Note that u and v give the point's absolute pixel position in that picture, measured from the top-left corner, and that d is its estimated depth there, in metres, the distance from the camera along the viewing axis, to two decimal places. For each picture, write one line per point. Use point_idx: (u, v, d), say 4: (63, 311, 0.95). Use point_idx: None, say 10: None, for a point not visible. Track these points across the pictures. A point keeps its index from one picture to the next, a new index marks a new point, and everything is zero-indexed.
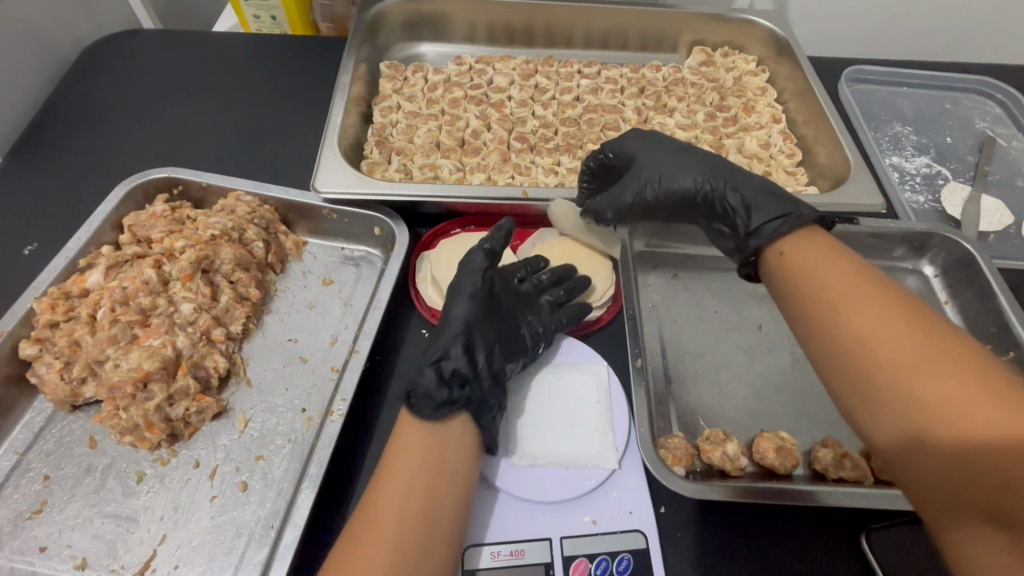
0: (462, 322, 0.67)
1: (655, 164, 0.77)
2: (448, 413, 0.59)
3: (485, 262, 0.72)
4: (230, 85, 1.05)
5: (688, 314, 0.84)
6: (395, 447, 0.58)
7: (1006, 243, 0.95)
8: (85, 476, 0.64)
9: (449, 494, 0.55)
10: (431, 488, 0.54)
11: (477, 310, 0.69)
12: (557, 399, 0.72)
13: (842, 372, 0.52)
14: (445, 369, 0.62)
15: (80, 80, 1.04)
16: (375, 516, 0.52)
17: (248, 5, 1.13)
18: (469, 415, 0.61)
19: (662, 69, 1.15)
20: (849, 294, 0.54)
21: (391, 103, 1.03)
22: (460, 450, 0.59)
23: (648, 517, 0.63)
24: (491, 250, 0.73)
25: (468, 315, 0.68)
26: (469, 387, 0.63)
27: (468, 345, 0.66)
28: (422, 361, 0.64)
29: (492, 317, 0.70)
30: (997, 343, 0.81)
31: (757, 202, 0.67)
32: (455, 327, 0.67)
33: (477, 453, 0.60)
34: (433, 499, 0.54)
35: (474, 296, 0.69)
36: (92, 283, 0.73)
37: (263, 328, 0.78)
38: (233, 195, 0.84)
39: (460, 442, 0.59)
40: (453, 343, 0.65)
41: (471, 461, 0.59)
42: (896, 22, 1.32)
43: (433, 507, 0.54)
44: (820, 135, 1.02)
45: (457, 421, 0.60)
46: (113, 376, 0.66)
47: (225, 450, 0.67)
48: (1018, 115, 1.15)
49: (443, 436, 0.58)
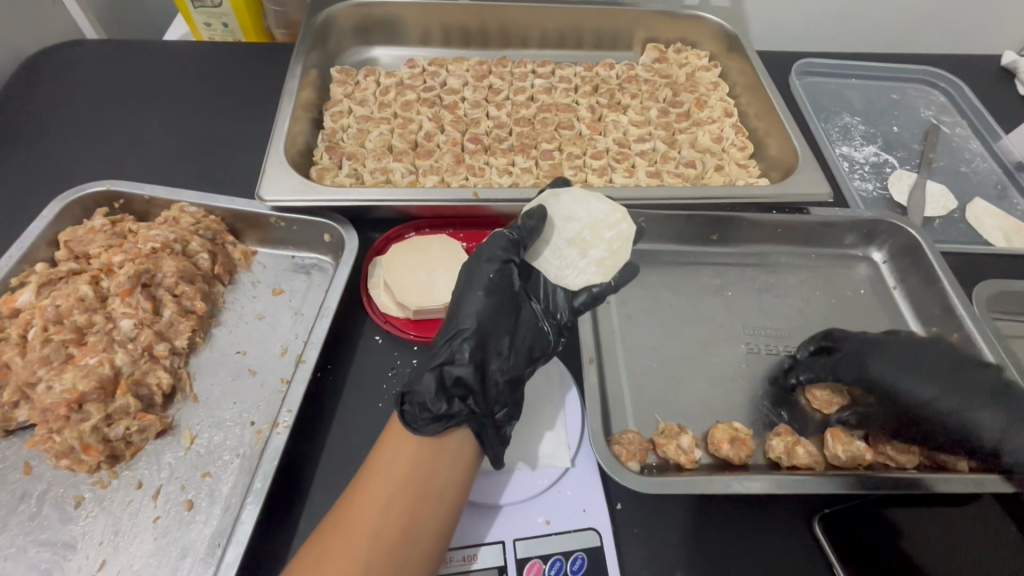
0: (474, 321, 0.62)
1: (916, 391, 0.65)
2: (446, 428, 0.57)
3: (509, 249, 0.66)
4: (176, 94, 1.03)
5: (644, 310, 0.84)
6: (384, 455, 0.57)
7: (950, 228, 0.98)
8: (19, 504, 0.61)
9: (432, 517, 0.53)
10: (412, 507, 0.53)
11: (494, 306, 0.63)
12: (531, 410, 0.71)
13: None
14: (447, 375, 0.59)
15: (16, 93, 1.00)
16: (350, 522, 0.52)
17: (198, 12, 1.10)
18: (471, 430, 0.58)
19: (615, 67, 1.15)
20: None
21: (343, 108, 1.02)
22: (453, 469, 0.56)
23: (603, 514, 0.63)
24: (513, 233, 0.67)
25: (483, 313, 0.63)
26: (471, 399, 0.59)
27: (478, 349, 0.61)
28: (426, 361, 0.61)
29: (510, 314, 0.64)
30: (943, 324, 0.83)
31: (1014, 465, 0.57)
32: (466, 326, 0.62)
33: (474, 470, 0.58)
34: (414, 521, 0.52)
35: (492, 290, 0.64)
36: (23, 302, 0.70)
37: (210, 341, 0.76)
38: (177, 206, 0.82)
39: (454, 461, 0.56)
40: (461, 345, 0.60)
41: (465, 478, 0.56)
42: (843, 16, 1.35)
43: (412, 527, 0.52)
44: (770, 128, 1.03)
45: (455, 433, 0.57)
46: (45, 398, 0.64)
47: (169, 468, 0.65)
48: (961, 103, 1.19)
49: (435, 454, 0.56)
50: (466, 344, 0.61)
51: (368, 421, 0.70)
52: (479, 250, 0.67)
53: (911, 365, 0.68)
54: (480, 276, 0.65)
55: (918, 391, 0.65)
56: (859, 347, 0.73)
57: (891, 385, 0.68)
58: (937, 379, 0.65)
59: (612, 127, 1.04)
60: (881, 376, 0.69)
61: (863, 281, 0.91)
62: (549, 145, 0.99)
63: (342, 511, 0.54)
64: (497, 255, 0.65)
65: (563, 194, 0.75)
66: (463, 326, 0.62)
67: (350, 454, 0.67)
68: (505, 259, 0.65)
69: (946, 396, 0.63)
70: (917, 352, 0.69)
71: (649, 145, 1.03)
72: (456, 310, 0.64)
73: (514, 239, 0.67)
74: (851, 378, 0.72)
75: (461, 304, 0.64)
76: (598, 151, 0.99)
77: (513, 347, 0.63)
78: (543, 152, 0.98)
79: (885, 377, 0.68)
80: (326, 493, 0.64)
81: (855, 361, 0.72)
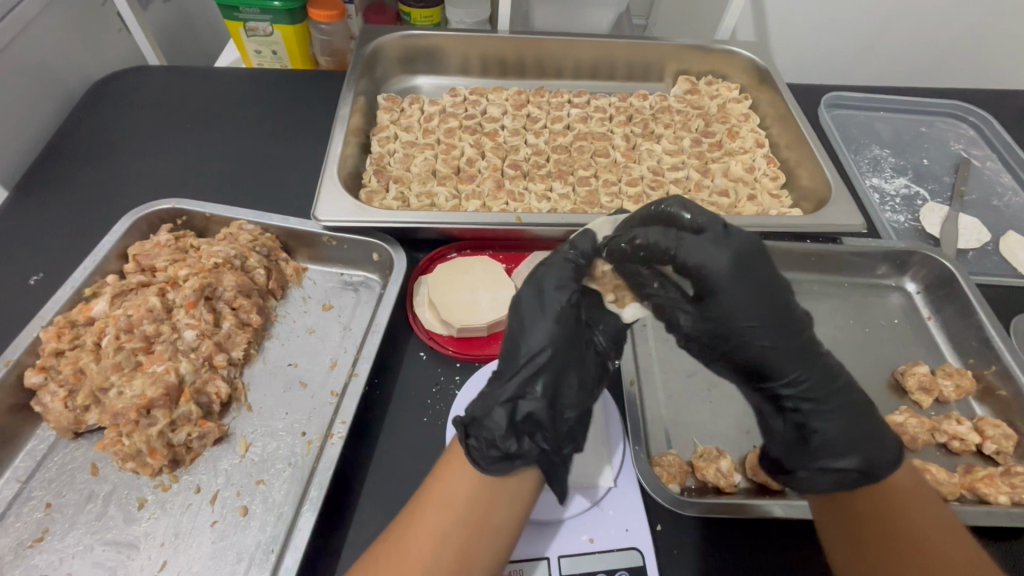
0: (545, 352, 0.61)
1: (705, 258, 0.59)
2: (516, 467, 0.57)
3: (572, 275, 0.64)
4: (234, 117, 1.10)
5: (680, 333, 0.86)
6: (441, 485, 0.58)
7: (984, 260, 0.99)
8: (86, 504, 0.64)
9: (486, 551, 0.54)
10: (468, 542, 0.53)
11: (562, 339, 0.61)
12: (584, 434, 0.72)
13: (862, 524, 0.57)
14: (518, 410, 0.59)
15: (88, 115, 1.07)
16: (405, 549, 0.54)
17: (251, 40, 1.17)
18: (538, 469, 0.59)
19: (649, 98, 1.19)
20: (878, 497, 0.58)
21: (389, 133, 1.07)
22: (510, 507, 0.56)
23: (645, 535, 0.64)
24: (576, 263, 0.64)
25: (551, 342, 0.61)
26: (540, 435, 0.59)
27: (548, 383, 0.60)
28: (495, 393, 0.60)
29: (577, 347, 0.63)
30: (979, 357, 0.84)
31: (820, 399, 0.62)
32: (535, 358, 0.61)
33: (530, 506, 0.58)
34: (468, 554, 0.53)
35: (560, 320, 0.62)
36: (98, 312, 0.75)
37: (264, 353, 0.79)
38: (236, 223, 0.86)
39: (511, 499, 0.57)
40: (532, 378, 0.60)
41: (520, 515, 0.57)
42: (870, 50, 1.39)
43: (465, 563, 0.53)
44: (801, 159, 1.06)
45: (520, 472, 0.58)
46: (116, 403, 0.68)
47: (226, 475, 0.68)
48: (991, 137, 1.20)
49: (495, 488, 0.57)
50: (537, 375, 0.60)
51: (414, 434, 0.72)
52: (539, 270, 0.65)
53: (748, 278, 0.59)
54: (544, 301, 0.63)
55: (731, 311, 0.60)
56: (697, 243, 0.59)
57: (718, 291, 0.60)
58: (771, 319, 0.61)
59: (646, 156, 1.08)
60: (708, 275, 0.59)
61: (896, 310, 0.93)
62: (586, 172, 1.03)
63: (397, 536, 0.55)
64: (567, 285, 0.63)
65: (616, 224, 0.71)
66: (531, 358, 0.61)
67: (397, 465, 0.69)
68: (571, 285, 0.63)
69: (776, 344, 0.61)
70: (755, 261, 0.60)
71: (682, 173, 1.06)
72: (520, 336, 0.62)
73: (575, 267, 0.64)
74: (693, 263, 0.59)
75: (525, 332, 0.62)
76: (633, 178, 1.02)
77: (580, 381, 0.63)
78: (580, 179, 1.02)
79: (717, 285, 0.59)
80: (374, 505, 0.66)
81: (704, 250, 0.59)
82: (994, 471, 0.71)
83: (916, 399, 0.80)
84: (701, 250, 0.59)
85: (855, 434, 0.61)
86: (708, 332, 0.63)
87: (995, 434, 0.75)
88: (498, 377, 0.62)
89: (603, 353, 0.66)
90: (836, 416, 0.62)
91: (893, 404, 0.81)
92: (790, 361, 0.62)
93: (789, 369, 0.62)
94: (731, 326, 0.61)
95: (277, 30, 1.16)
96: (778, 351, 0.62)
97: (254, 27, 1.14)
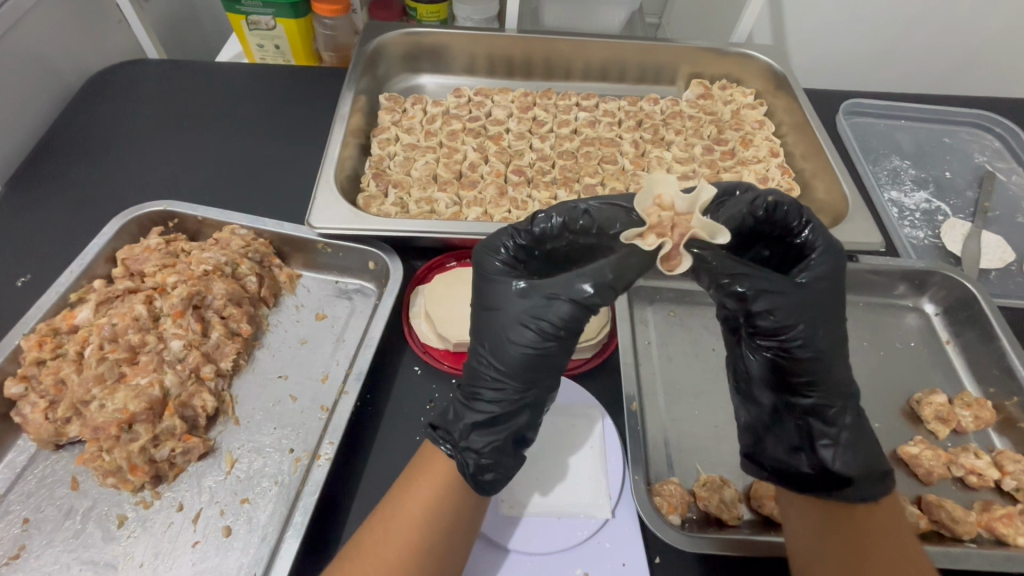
0: (500, 374, 0.59)
1: (832, 262, 0.61)
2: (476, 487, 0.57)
3: (547, 287, 0.57)
4: (231, 115, 1.07)
5: (685, 353, 0.83)
6: (426, 469, 0.58)
7: (1007, 281, 0.94)
8: (65, 520, 0.62)
9: (464, 528, 0.56)
10: (449, 522, 0.55)
11: (512, 359, 0.58)
12: (577, 463, 0.69)
13: (842, 533, 0.56)
14: (480, 435, 0.58)
15: (82, 109, 1.04)
16: (377, 543, 0.53)
17: (252, 34, 1.13)
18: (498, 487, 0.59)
19: (660, 102, 1.15)
20: (874, 520, 0.56)
21: (390, 135, 1.04)
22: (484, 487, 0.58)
23: (642, 570, 0.61)
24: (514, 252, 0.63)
25: (524, 367, 0.58)
26: (499, 460, 0.58)
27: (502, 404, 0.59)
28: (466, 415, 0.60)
29: (531, 357, 0.58)
30: (1000, 386, 0.80)
31: (849, 415, 0.61)
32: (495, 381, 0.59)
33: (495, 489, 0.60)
34: (449, 534, 0.55)
35: (511, 336, 0.58)
36: (82, 319, 0.73)
37: (253, 364, 0.77)
38: (229, 228, 0.84)
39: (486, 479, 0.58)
40: (492, 403, 0.59)
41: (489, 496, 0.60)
42: (891, 56, 1.34)
43: (442, 561, 0.54)
44: (817, 170, 1.02)
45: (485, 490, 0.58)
46: (98, 417, 0.65)
47: (209, 492, 0.65)
48: (1018, 150, 1.15)
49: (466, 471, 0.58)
50: (520, 397, 0.59)
51: (405, 454, 0.69)
52: (503, 279, 0.60)
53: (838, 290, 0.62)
54: (512, 320, 0.58)
55: (823, 311, 0.60)
56: (816, 239, 0.62)
57: (822, 285, 0.60)
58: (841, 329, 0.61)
59: (655, 163, 1.04)
60: (819, 271, 0.61)
61: (913, 332, 0.89)
62: (592, 179, 0.99)
63: (379, 523, 0.55)
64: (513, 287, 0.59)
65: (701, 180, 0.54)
66: (491, 380, 0.59)
67: (386, 488, 0.67)
68: (544, 299, 0.57)
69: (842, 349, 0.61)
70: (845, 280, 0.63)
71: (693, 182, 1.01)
72: (489, 359, 0.60)
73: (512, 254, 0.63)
74: (826, 272, 0.61)
75: (496, 353, 0.59)
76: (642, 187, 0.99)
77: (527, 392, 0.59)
78: (586, 186, 0.98)
79: (826, 276, 0.61)
80: None
81: (826, 250, 0.61)
82: (1014, 510, 0.67)
83: (932, 428, 0.77)
84: (812, 243, 0.62)
85: (861, 458, 0.59)
86: (827, 332, 0.60)
87: (1015, 469, 0.71)
88: (474, 390, 0.60)
89: (553, 349, 0.58)
90: (850, 450, 0.60)
91: (907, 432, 0.78)
92: (829, 335, 0.60)
93: (833, 385, 0.61)
94: (805, 298, 0.59)
95: (279, 24, 1.12)
96: (829, 327, 0.59)
97: (256, 20, 1.11)
